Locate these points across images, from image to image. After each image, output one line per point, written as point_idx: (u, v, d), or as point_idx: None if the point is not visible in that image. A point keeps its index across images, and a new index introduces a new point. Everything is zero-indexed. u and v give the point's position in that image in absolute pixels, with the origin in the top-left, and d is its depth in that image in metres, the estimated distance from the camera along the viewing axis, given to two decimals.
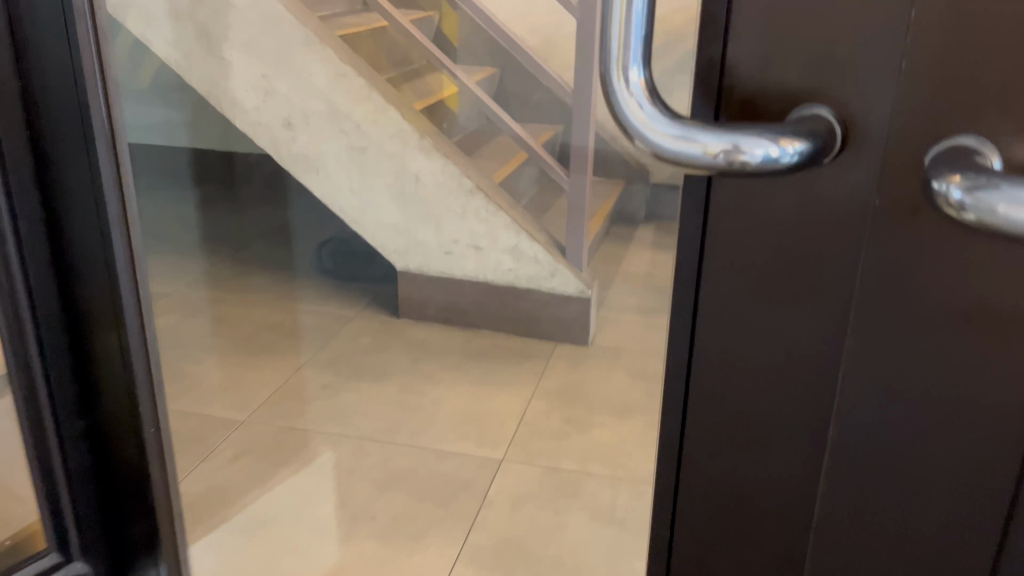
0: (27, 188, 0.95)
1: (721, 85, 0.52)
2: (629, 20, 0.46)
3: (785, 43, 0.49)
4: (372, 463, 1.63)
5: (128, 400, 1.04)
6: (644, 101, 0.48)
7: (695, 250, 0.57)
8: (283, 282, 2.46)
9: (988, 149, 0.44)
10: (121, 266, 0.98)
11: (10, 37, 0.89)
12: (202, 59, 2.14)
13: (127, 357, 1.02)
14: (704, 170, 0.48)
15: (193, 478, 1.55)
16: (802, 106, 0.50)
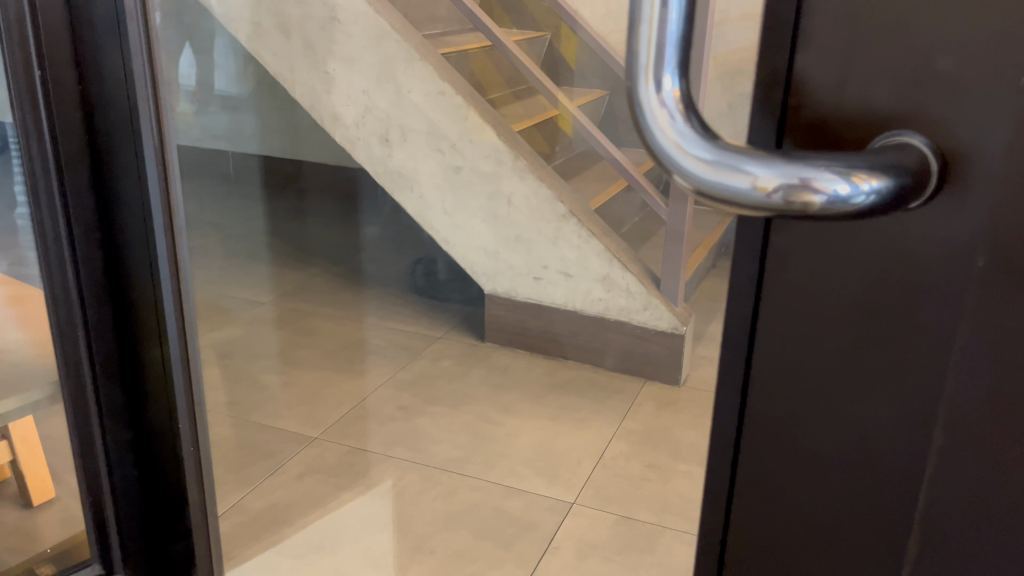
0: (82, 192, 0.93)
1: (786, 105, 0.43)
2: (663, 19, 0.37)
3: (867, 53, 0.39)
4: (438, 494, 1.56)
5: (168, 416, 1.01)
6: (678, 120, 0.39)
7: (749, 300, 0.46)
8: (340, 296, 2.43)
9: None
10: (166, 277, 0.95)
11: (71, 40, 0.87)
12: (306, 70, 2.15)
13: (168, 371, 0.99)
14: (753, 211, 0.38)
15: (256, 493, 1.53)
16: (887, 133, 0.39)
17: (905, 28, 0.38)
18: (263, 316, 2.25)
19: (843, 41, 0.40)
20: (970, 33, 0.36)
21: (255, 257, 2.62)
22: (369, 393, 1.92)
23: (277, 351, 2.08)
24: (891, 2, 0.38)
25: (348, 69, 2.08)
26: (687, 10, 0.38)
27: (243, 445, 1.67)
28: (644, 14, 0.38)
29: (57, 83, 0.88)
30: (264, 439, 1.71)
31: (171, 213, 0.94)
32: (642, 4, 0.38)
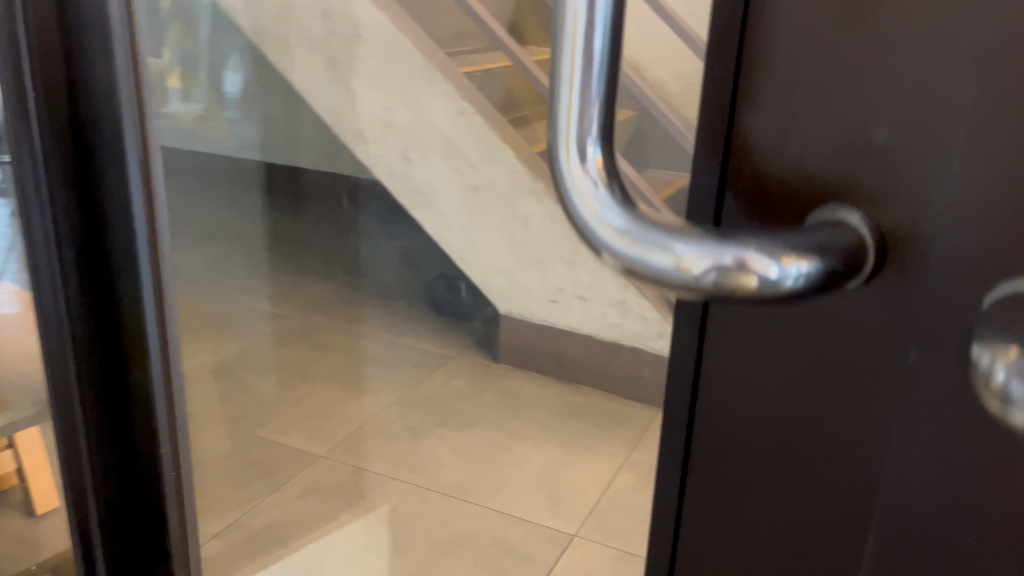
0: (71, 215, 0.94)
1: (726, 171, 0.41)
2: (585, 84, 0.36)
3: (803, 124, 0.37)
4: (437, 519, 1.55)
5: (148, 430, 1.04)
6: (601, 190, 0.37)
7: (691, 363, 0.44)
8: (340, 309, 2.43)
9: None
10: (148, 294, 0.97)
11: (64, 63, 0.88)
12: (329, 87, 2.19)
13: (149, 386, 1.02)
14: (681, 291, 0.35)
15: (256, 511, 1.53)
16: (824, 208, 0.37)
17: (841, 100, 0.36)
18: (264, 328, 2.24)
19: (781, 109, 0.38)
20: (905, 111, 0.34)
21: (257, 268, 2.61)
22: (380, 411, 1.91)
23: (275, 364, 2.07)
24: (828, 72, 0.36)
25: (371, 85, 2.09)
26: (609, 76, 0.36)
27: (244, 461, 1.66)
28: (564, 78, 0.36)
29: (50, 104, 0.88)
30: (269, 455, 1.71)
31: (156, 223, 0.96)
32: (562, 68, 0.36)
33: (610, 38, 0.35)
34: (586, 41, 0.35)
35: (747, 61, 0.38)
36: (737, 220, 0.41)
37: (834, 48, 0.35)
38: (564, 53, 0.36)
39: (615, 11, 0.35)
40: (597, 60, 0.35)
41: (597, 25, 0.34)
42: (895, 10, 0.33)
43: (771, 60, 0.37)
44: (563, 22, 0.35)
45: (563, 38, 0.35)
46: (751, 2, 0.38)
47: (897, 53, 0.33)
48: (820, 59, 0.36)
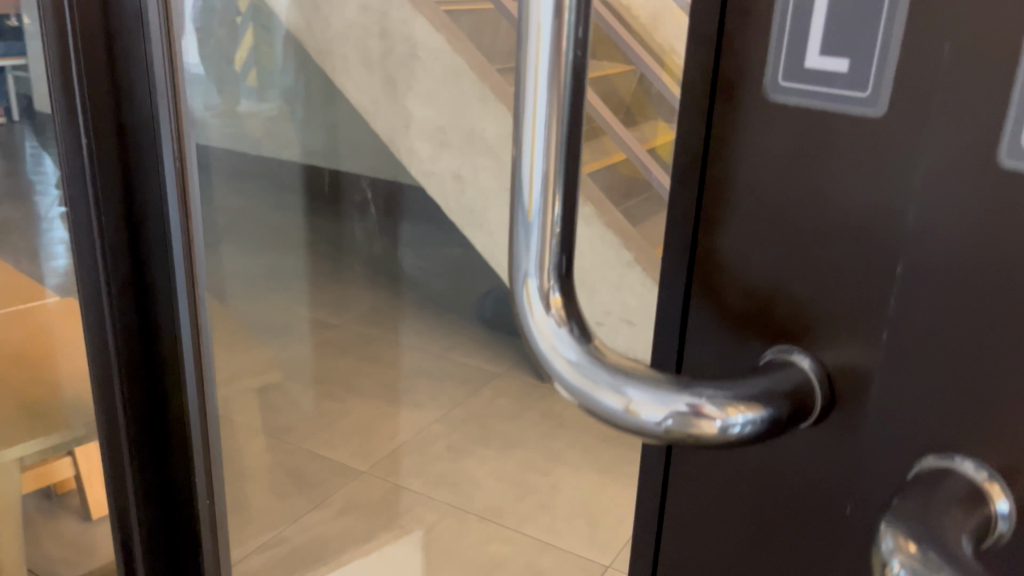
0: (118, 250, 1.00)
1: (689, 302, 0.41)
2: (544, 227, 0.37)
3: (760, 263, 0.38)
4: (472, 544, 1.58)
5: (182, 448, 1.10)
6: (558, 327, 0.38)
7: (659, 479, 0.44)
8: (379, 317, 2.46)
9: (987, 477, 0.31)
10: (184, 320, 1.04)
11: (114, 111, 0.95)
12: (385, 103, 2.25)
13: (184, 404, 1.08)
14: (634, 433, 0.36)
15: (297, 526, 1.58)
16: (775, 347, 0.38)
17: (793, 248, 0.36)
18: (303, 338, 2.28)
19: (739, 249, 0.39)
20: (850, 267, 0.34)
21: (294, 276, 2.65)
22: (423, 426, 1.94)
23: (313, 376, 2.11)
24: (780, 219, 0.37)
25: (426, 104, 2.12)
26: (566, 217, 0.37)
27: (287, 475, 1.71)
28: (524, 218, 0.37)
29: (101, 147, 0.96)
30: (313, 468, 1.76)
31: (193, 252, 1.02)
32: (521, 208, 0.37)
33: (567, 183, 0.37)
34: (544, 185, 0.36)
35: (709, 199, 0.39)
36: (699, 350, 0.41)
37: (786, 198, 0.36)
38: (523, 196, 0.37)
39: (572, 158, 0.36)
40: (555, 203, 0.37)
41: (554, 173, 0.36)
42: (842, 170, 0.34)
43: (731, 202, 0.38)
44: (523, 166, 0.36)
45: (522, 180, 0.37)
46: (712, 141, 0.38)
47: (842, 212, 0.34)
48: (777, 204, 0.37)
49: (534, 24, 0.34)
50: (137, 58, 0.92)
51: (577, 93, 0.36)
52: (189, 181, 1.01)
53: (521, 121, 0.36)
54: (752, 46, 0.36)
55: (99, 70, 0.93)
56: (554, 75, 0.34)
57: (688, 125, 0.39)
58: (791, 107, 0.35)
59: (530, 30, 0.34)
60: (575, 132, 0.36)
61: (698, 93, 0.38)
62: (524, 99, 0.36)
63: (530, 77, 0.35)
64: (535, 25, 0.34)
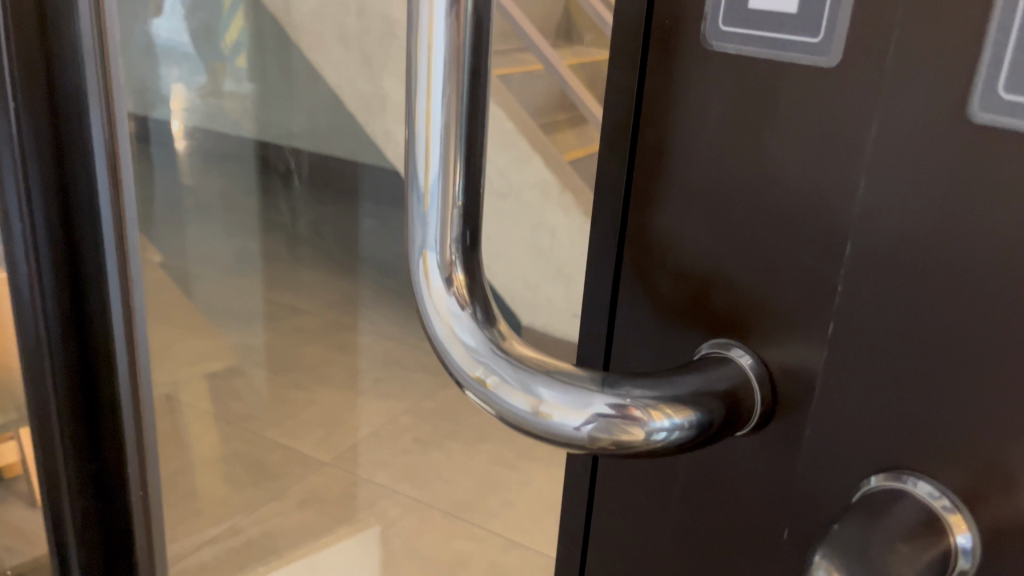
0: (50, 225, 0.95)
1: (618, 289, 0.36)
2: (445, 192, 0.31)
3: (696, 239, 0.32)
4: (434, 542, 1.53)
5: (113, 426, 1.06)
6: (461, 311, 0.32)
7: (585, 485, 0.39)
8: (342, 302, 2.40)
9: (943, 500, 0.26)
10: (114, 294, 1.00)
11: (45, 77, 0.89)
12: (361, 81, 2.17)
13: (113, 379, 1.04)
14: (546, 440, 0.30)
15: (253, 519, 1.52)
16: (715, 341, 0.32)
17: (733, 226, 0.31)
18: (262, 324, 2.22)
19: (673, 227, 0.33)
20: (800, 247, 0.29)
21: (251, 261, 2.57)
22: (391, 418, 1.88)
23: (272, 364, 2.05)
24: (721, 191, 0.31)
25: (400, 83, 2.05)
26: (471, 184, 0.31)
27: (245, 467, 1.66)
28: (420, 183, 0.31)
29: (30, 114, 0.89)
30: (273, 459, 1.71)
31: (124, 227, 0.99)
32: (418, 170, 0.31)
33: (472, 142, 0.31)
34: (444, 144, 0.30)
35: (641, 168, 0.34)
36: (628, 346, 0.36)
37: (728, 166, 0.31)
38: (418, 156, 0.31)
39: (476, 115, 0.31)
40: (458, 165, 0.31)
41: (456, 130, 0.30)
42: (791, 131, 0.28)
43: (666, 172, 0.33)
44: (419, 119, 0.30)
45: (417, 138, 0.31)
46: (646, 97, 0.33)
47: (792, 183, 0.29)
48: (718, 172, 0.31)
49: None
50: (65, 20, 0.87)
51: (481, 36, 0.30)
52: (119, 149, 0.96)
53: (415, 68, 0.30)
54: None
55: (30, 31, 0.86)
56: (451, 12, 0.29)
57: (618, 82, 0.34)
58: (732, 57, 0.29)
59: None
60: (480, 83, 0.30)
61: (629, 44, 0.33)
62: (419, 39, 0.30)
63: (423, 13, 0.29)
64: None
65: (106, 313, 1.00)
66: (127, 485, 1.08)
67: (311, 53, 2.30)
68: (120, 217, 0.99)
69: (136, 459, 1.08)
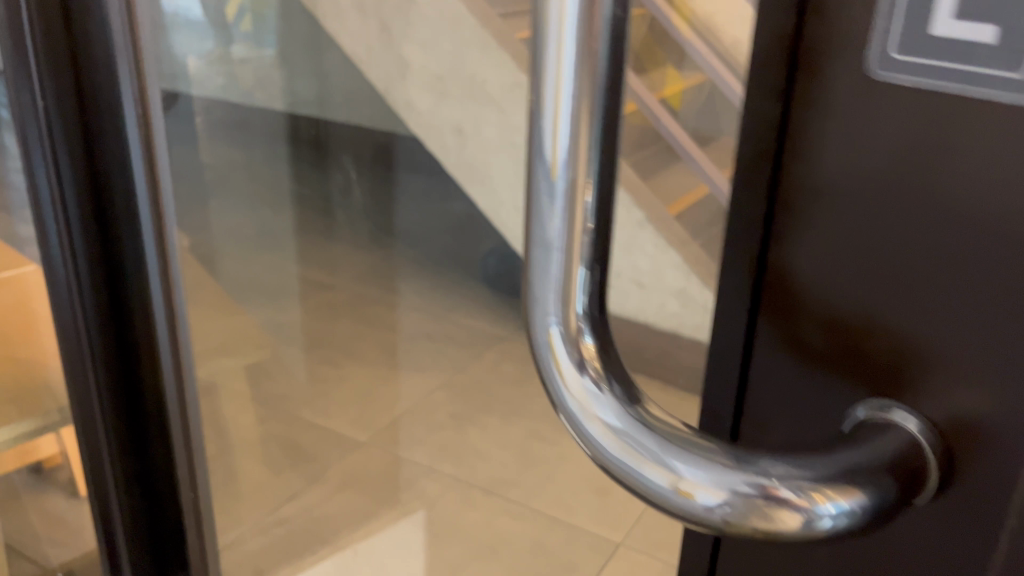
0: (86, 227, 0.92)
1: (752, 345, 0.33)
2: (571, 248, 0.28)
3: (853, 290, 0.29)
4: (477, 522, 1.52)
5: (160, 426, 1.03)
6: (596, 389, 0.29)
7: (706, 543, 0.36)
8: (373, 277, 2.37)
9: None
10: (158, 301, 0.96)
11: (72, 72, 0.85)
12: (381, 53, 2.11)
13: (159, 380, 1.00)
14: (684, 520, 0.28)
15: (294, 503, 1.52)
16: (877, 402, 0.29)
17: (897, 275, 0.28)
18: (294, 301, 2.19)
19: (822, 277, 0.30)
20: (986, 297, 0.26)
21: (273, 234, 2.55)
22: (425, 394, 1.86)
23: (305, 342, 2.02)
24: (879, 236, 0.28)
25: (424, 52, 1.98)
26: (601, 224, 0.28)
27: (282, 449, 1.65)
28: (543, 236, 0.28)
29: (59, 110, 0.86)
30: (309, 440, 1.69)
31: (164, 229, 0.94)
32: (542, 219, 0.28)
33: (603, 182, 0.28)
34: (571, 189, 0.27)
35: (781, 209, 0.30)
36: (761, 408, 0.33)
37: (891, 208, 0.28)
38: (543, 210, 0.28)
39: (608, 149, 0.27)
40: (588, 200, 0.28)
41: (586, 165, 0.27)
42: (975, 179, 0.25)
43: (811, 216, 0.30)
44: (544, 155, 0.27)
45: (543, 160, 0.28)
46: (790, 135, 0.29)
47: (979, 227, 0.26)
48: (880, 219, 0.28)
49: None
50: (95, 15, 0.82)
51: (617, 63, 0.26)
52: (157, 152, 0.91)
53: (539, 106, 0.27)
54: (844, 12, 0.26)
55: (55, 24, 0.82)
56: (583, 46, 0.25)
57: (756, 110, 0.30)
58: (905, 90, 0.26)
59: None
60: (612, 118, 0.27)
61: (766, 72, 0.29)
62: (543, 78, 0.27)
63: (552, 44, 0.26)
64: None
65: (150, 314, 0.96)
66: (178, 486, 1.06)
67: (328, 23, 2.24)
68: (162, 221, 0.94)
69: (185, 459, 1.06)
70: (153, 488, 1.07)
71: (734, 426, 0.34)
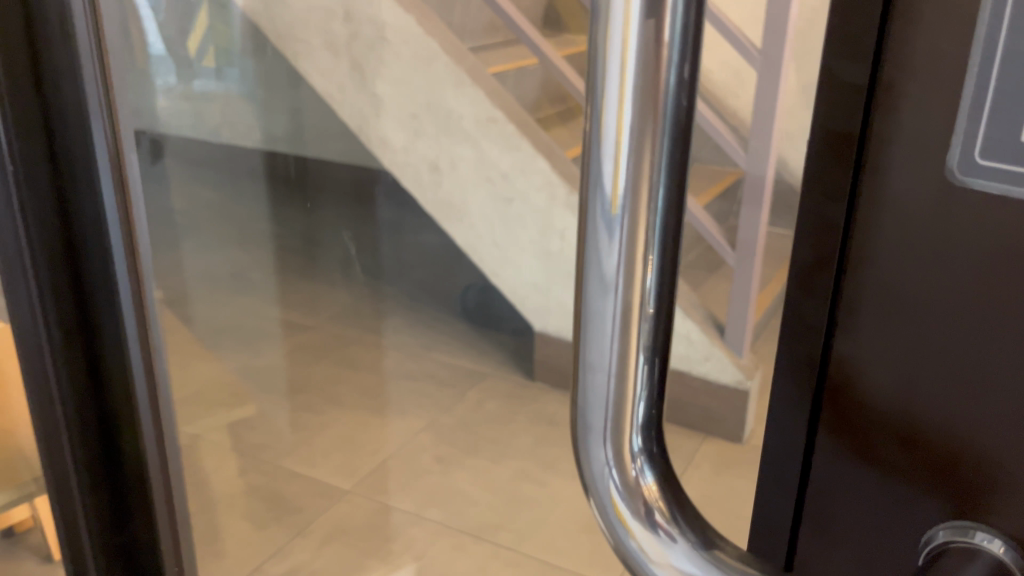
0: (60, 294, 0.87)
1: (811, 457, 0.30)
2: (625, 363, 0.26)
3: (924, 400, 0.27)
4: (469, 570, 1.47)
5: (139, 490, 0.99)
6: (667, 538, 0.25)
7: None
8: (355, 317, 2.32)
9: None
10: (136, 363, 0.93)
11: (44, 133, 0.81)
12: (354, 93, 2.09)
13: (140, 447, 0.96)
14: None
15: (276, 558, 1.47)
16: (964, 525, 0.27)
17: (982, 387, 0.25)
18: (273, 346, 2.14)
19: (891, 382, 0.27)
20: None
21: (247, 276, 2.49)
22: (410, 436, 1.81)
23: (284, 387, 1.97)
24: (959, 344, 0.25)
25: (396, 90, 1.96)
26: (660, 331, 0.26)
27: (264, 501, 1.60)
28: (595, 354, 0.26)
29: (29, 178, 0.82)
30: (293, 491, 1.64)
31: (142, 292, 0.91)
32: (595, 322, 0.26)
33: (665, 278, 0.25)
34: (627, 297, 0.25)
35: (843, 315, 0.28)
36: (822, 531, 0.31)
37: (965, 313, 0.25)
38: (595, 327, 0.26)
39: (671, 243, 0.25)
40: (649, 280, 0.25)
41: (646, 254, 0.24)
42: None
43: (872, 318, 0.27)
44: (602, 186, 0.24)
45: (601, 193, 0.24)
46: (851, 237, 0.27)
47: None
48: (954, 325, 0.25)
49: (615, 39, 0.22)
50: (67, 78, 0.79)
51: (680, 154, 0.24)
52: (134, 210, 0.88)
53: (592, 215, 0.25)
54: (915, 99, 0.25)
55: (24, 91, 0.79)
56: (643, 138, 0.23)
57: (812, 209, 0.28)
58: (989, 199, 0.24)
59: (606, 52, 0.23)
60: (674, 220, 0.25)
61: (829, 170, 0.27)
62: (597, 174, 0.24)
63: (608, 135, 0.23)
64: (617, 54, 0.22)
65: (129, 379, 0.93)
66: (159, 544, 1.02)
67: (299, 63, 2.21)
68: (139, 280, 0.90)
69: (166, 522, 1.02)
70: (133, 556, 1.02)
71: (793, 540, 0.32)
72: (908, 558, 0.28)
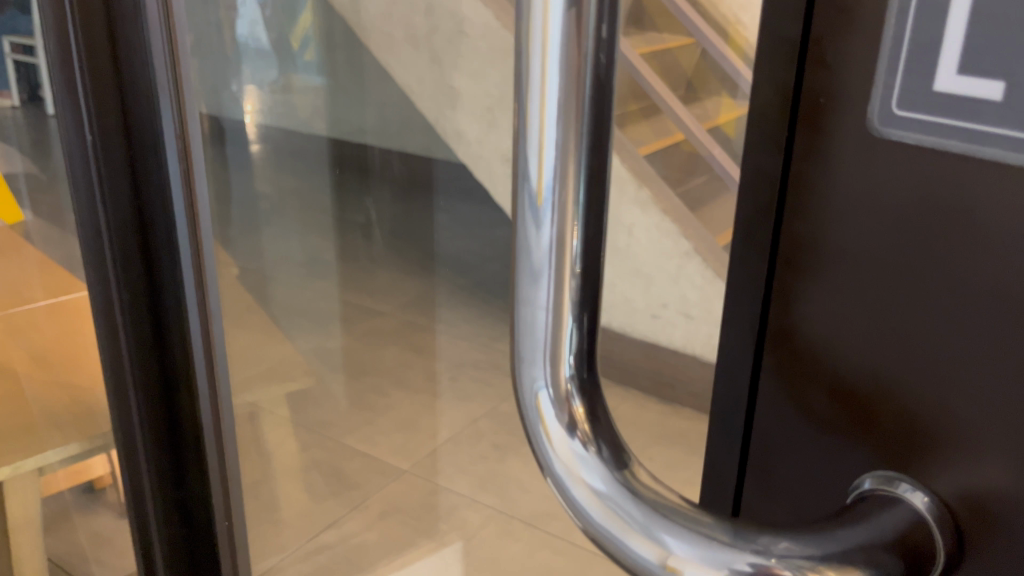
0: (130, 258, 0.94)
1: (755, 404, 0.31)
2: (560, 297, 0.27)
3: (858, 350, 0.27)
4: (517, 554, 1.49)
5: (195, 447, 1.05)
6: (585, 452, 0.27)
7: None
8: (423, 304, 2.36)
9: None
10: (195, 325, 0.99)
11: (119, 108, 0.87)
12: (430, 83, 2.14)
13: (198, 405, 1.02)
14: None
15: (332, 529, 1.52)
16: (886, 477, 0.27)
17: (910, 336, 0.26)
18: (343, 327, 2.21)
19: (830, 331, 0.28)
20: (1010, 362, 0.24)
21: (323, 259, 2.57)
22: (468, 422, 1.84)
23: (349, 368, 2.03)
24: (890, 297, 0.26)
25: (471, 81, 2.00)
26: (590, 272, 0.27)
27: (325, 474, 1.66)
28: (530, 291, 0.27)
29: (106, 148, 0.88)
30: (353, 467, 1.69)
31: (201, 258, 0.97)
32: (528, 261, 0.27)
33: (593, 220, 0.27)
34: (558, 239, 0.26)
35: (784, 267, 0.29)
36: (763, 478, 0.32)
37: (899, 265, 0.26)
38: (530, 265, 0.27)
39: (598, 187, 0.26)
40: (576, 238, 0.26)
41: (575, 195, 0.26)
42: (992, 223, 0.23)
43: (809, 269, 0.28)
44: (530, 136, 0.25)
45: (528, 159, 0.26)
46: (791, 189, 0.28)
47: (987, 288, 0.24)
48: (886, 274, 0.26)
49: None
50: (138, 56, 0.85)
51: (605, 101, 0.25)
52: (195, 181, 0.94)
53: (525, 151, 0.26)
54: (846, 51, 0.25)
55: (103, 70, 0.85)
56: (567, 100, 0.24)
57: (755, 162, 0.29)
58: (910, 148, 0.24)
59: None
60: (600, 165, 0.26)
61: (772, 121, 0.28)
62: (525, 140, 0.26)
63: (535, 82, 0.25)
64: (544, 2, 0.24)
65: (186, 341, 0.99)
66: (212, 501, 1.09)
67: (380, 53, 2.28)
68: (198, 246, 0.97)
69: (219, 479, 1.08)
70: (188, 509, 1.09)
71: (739, 490, 0.33)
72: (836, 506, 0.29)
